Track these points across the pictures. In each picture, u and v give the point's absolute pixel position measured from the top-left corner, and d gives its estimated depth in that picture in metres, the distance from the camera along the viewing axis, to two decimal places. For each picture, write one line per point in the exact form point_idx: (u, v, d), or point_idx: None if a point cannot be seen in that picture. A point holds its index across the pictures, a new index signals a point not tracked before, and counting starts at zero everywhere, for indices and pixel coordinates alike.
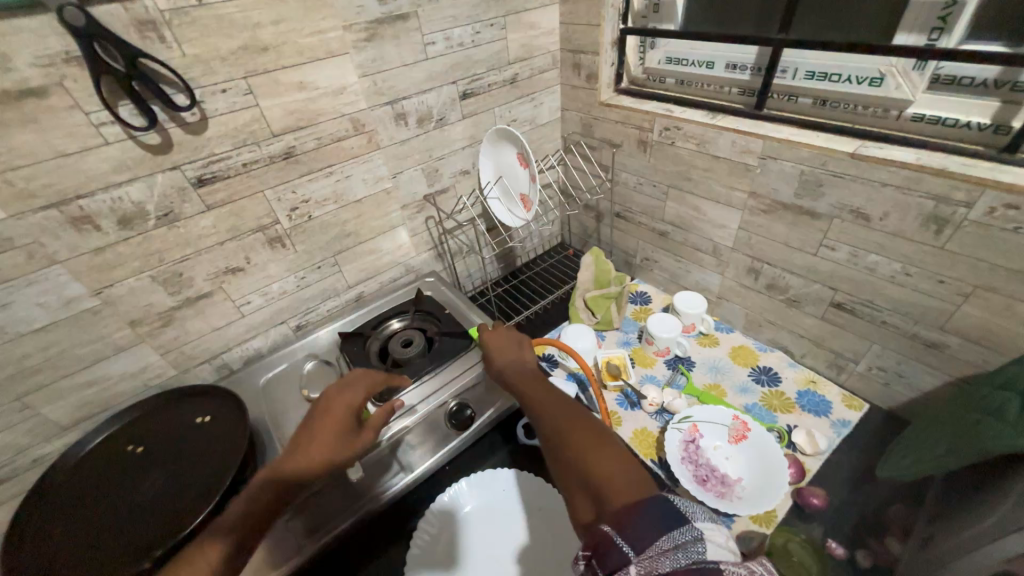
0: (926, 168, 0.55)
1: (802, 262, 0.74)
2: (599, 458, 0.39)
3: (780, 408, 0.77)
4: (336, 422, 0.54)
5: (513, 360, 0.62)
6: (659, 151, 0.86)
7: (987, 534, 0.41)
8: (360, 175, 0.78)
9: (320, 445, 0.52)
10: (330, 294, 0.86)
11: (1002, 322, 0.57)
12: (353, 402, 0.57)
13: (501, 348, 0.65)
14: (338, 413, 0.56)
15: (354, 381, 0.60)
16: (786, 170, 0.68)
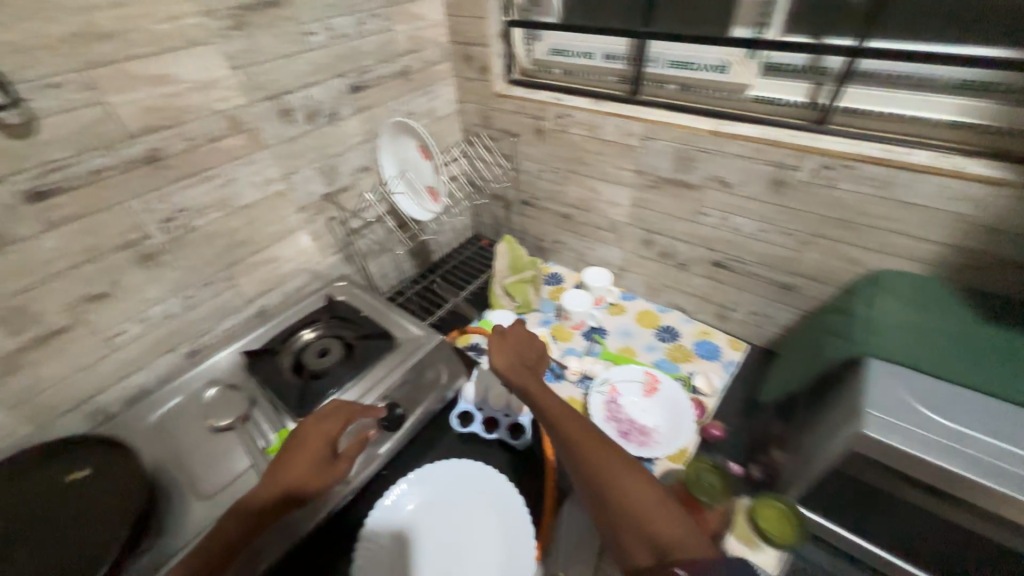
0: (766, 140, 0.66)
1: (685, 229, 0.84)
2: (655, 513, 0.46)
3: (682, 359, 0.87)
4: (311, 451, 0.57)
5: (516, 361, 0.62)
6: (555, 138, 0.91)
7: (831, 425, 0.51)
8: (246, 178, 0.71)
9: (293, 478, 0.55)
10: (226, 312, 0.77)
11: (831, 261, 0.71)
12: (329, 433, 0.59)
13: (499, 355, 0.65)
14: (311, 445, 0.57)
15: (329, 412, 0.62)
16: (663, 149, 0.77)
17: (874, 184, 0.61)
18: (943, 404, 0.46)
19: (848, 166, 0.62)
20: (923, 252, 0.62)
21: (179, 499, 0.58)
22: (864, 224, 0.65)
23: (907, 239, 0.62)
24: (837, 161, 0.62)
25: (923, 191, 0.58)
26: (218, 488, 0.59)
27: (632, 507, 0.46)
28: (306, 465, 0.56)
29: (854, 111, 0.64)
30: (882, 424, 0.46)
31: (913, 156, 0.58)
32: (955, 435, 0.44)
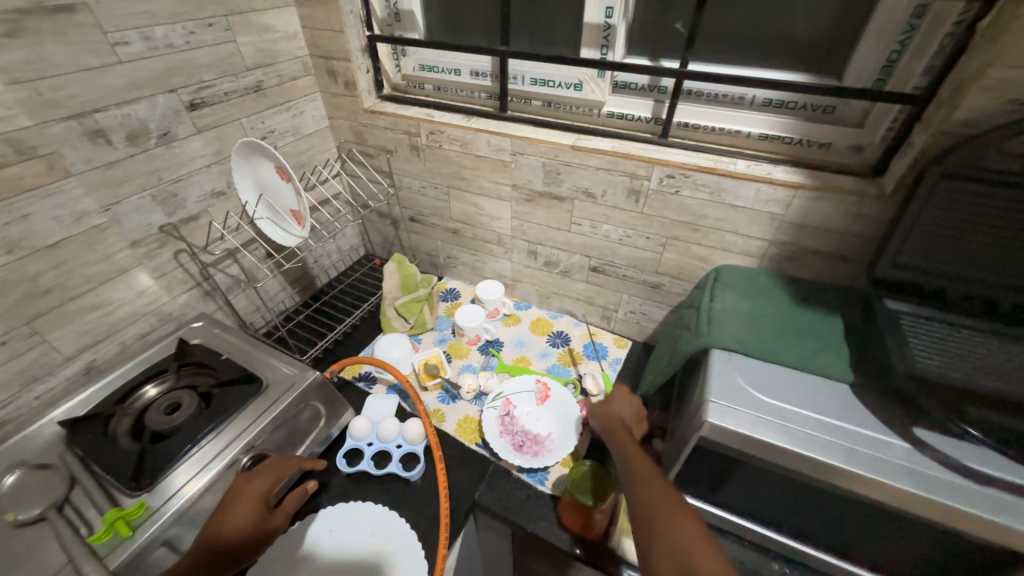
0: (618, 153, 0.71)
1: (563, 239, 0.88)
2: (689, 539, 0.45)
3: (573, 362, 0.91)
4: (245, 512, 0.54)
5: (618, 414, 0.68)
6: (431, 154, 0.90)
7: (692, 413, 0.56)
8: (47, 213, 0.59)
9: (231, 539, 0.53)
10: (36, 375, 0.64)
11: (686, 260, 0.78)
12: (262, 491, 0.57)
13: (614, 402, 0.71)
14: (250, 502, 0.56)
15: (261, 468, 0.60)
16: (532, 163, 0.80)
17: (708, 190, 0.68)
18: (766, 384, 0.53)
19: (686, 175, 0.69)
20: (752, 248, 0.71)
21: None
22: (706, 226, 0.72)
23: (739, 237, 0.71)
24: (677, 170, 0.69)
25: (745, 195, 0.66)
26: None
27: (676, 537, 0.45)
28: (245, 524, 0.53)
29: (689, 126, 0.72)
30: (720, 410, 0.50)
31: (736, 165, 0.66)
32: (776, 410, 0.50)
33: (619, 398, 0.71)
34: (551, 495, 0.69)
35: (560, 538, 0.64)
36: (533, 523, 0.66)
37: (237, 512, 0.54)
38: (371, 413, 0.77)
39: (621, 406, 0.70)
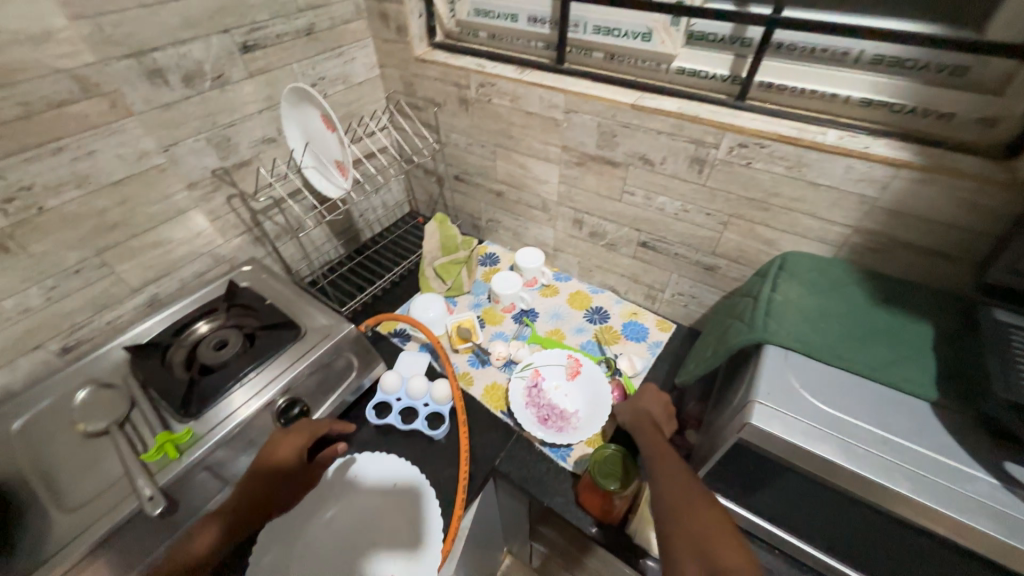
0: (684, 115, 0.63)
1: (612, 208, 0.81)
2: (718, 544, 0.42)
3: (610, 341, 0.86)
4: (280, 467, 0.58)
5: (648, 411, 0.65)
6: (480, 109, 0.85)
7: (734, 412, 0.51)
8: (111, 150, 0.62)
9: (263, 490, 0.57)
10: (106, 303, 0.69)
11: (749, 242, 0.70)
12: (295, 448, 0.60)
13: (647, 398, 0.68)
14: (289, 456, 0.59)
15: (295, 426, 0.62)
16: (587, 123, 0.73)
17: (787, 163, 0.59)
18: (825, 391, 0.47)
19: (763, 145, 0.59)
20: (831, 235, 0.62)
21: (36, 514, 0.52)
22: (777, 206, 0.63)
23: (817, 221, 0.62)
24: (752, 139, 0.60)
25: (832, 173, 0.57)
26: (84, 500, 0.53)
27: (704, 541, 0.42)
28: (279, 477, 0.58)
29: (774, 87, 0.62)
30: (767, 412, 0.45)
31: (826, 136, 0.57)
32: (834, 422, 0.44)
33: (649, 394, 0.69)
34: (572, 472, 0.68)
35: (575, 516, 0.63)
36: (549, 497, 0.65)
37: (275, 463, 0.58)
38: (402, 369, 0.79)
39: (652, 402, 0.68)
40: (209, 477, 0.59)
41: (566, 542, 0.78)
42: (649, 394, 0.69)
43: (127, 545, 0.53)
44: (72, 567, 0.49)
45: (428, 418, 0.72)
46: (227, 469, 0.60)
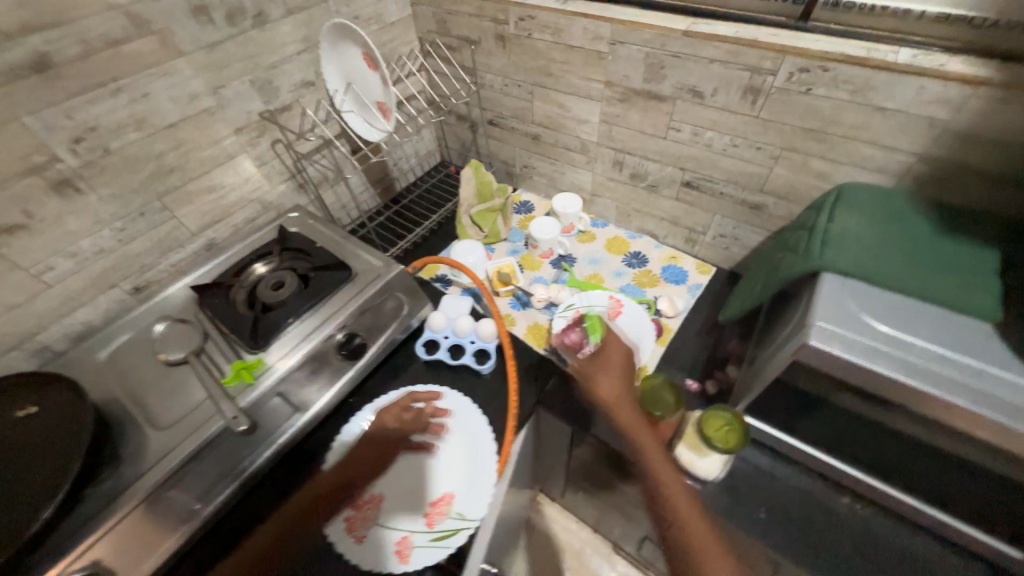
0: (741, 40, 0.60)
1: (655, 147, 0.80)
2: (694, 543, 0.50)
3: (649, 284, 0.87)
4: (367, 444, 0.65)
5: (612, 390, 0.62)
6: (518, 45, 0.82)
7: (788, 337, 0.52)
8: (164, 92, 0.63)
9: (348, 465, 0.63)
10: (169, 246, 0.73)
11: (800, 177, 0.68)
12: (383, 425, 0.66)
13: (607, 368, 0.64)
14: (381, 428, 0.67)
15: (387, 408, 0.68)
16: (633, 55, 0.70)
17: (852, 88, 0.56)
18: (887, 314, 0.47)
19: (826, 69, 0.57)
20: (893, 164, 0.60)
21: (137, 431, 0.58)
22: (836, 135, 0.61)
23: (878, 150, 0.59)
24: (815, 62, 0.57)
25: (901, 95, 0.54)
26: (175, 419, 0.58)
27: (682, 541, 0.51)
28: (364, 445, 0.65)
29: (841, 5, 0.58)
30: (826, 332, 0.46)
31: (897, 55, 0.54)
32: (895, 341, 0.45)
33: (615, 344, 0.68)
34: None
35: (620, 443, 0.67)
36: (595, 426, 0.69)
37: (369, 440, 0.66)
38: (447, 310, 0.81)
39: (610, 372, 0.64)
40: (282, 403, 0.63)
41: (606, 471, 0.83)
42: (615, 344, 0.68)
43: (215, 458, 0.58)
44: (173, 473, 0.55)
45: (475, 354, 0.76)
46: (297, 396, 0.65)
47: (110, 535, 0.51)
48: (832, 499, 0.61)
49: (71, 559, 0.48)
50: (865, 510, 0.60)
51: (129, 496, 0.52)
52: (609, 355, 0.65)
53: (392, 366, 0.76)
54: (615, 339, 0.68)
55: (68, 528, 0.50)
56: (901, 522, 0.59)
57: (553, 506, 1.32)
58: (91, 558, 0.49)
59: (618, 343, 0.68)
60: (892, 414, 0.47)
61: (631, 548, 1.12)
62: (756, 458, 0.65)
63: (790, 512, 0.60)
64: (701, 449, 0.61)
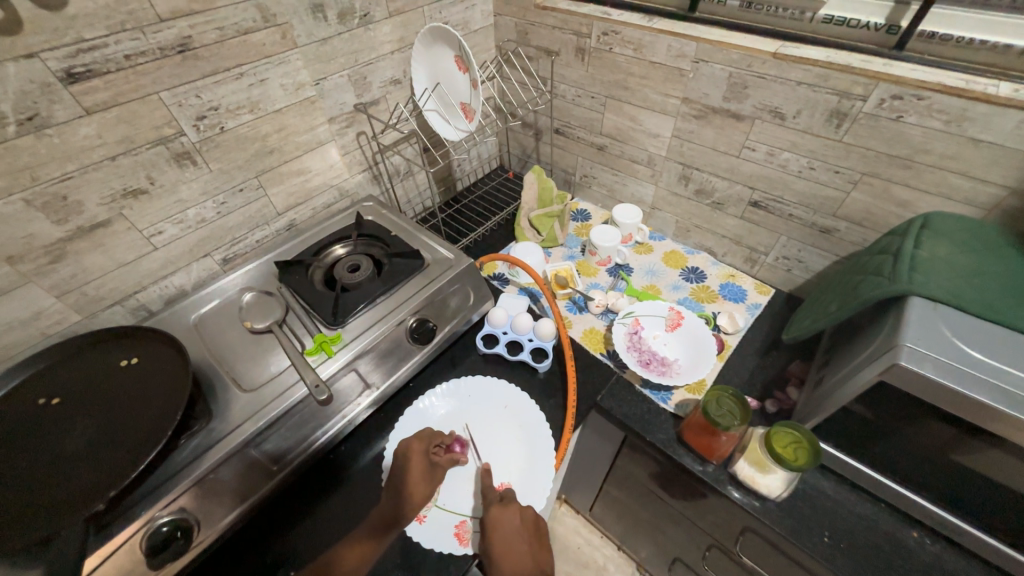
0: (833, 64, 0.61)
1: (726, 165, 0.81)
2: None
3: (706, 299, 0.88)
4: (412, 472, 0.59)
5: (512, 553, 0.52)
6: (597, 59, 0.86)
7: (868, 358, 0.52)
8: (277, 80, 0.68)
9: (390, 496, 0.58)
10: (257, 223, 0.78)
11: (879, 204, 0.68)
12: (421, 452, 0.61)
13: (506, 536, 0.54)
14: (417, 466, 0.59)
15: (420, 434, 0.63)
16: (716, 73, 0.72)
17: (947, 117, 0.57)
18: (982, 341, 0.47)
19: (921, 97, 0.57)
20: (982, 196, 0.59)
21: (223, 389, 0.61)
22: (924, 163, 0.61)
23: (969, 181, 0.59)
24: (909, 91, 0.58)
25: (999, 128, 0.54)
26: (260, 383, 0.62)
27: None
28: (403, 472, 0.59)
29: (937, 37, 0.58)
30: (917, 355, 0.47)
31: (999, 88, 0.54)
32: (993, 369, 0.44)
33: (499, 520, 0.56)
34: (673, 413, 0.71)
35: (676, 452, 0.67)
36: (651, 433, 0.69)
37: (416, 483, 0.58)
38: (507, 307, 0.83)
39: (507, 532, 0.55)
40: (356, 379, 0.66)
41: (651, 482, 0.83)
42: (507, 520, 0.56)
43: (291, 424, 0.61)
44: (260, 432, 0.58)
45: (533, 352, 0.77)
46: (370, 374, 0.67)
47: (198, 485, 0.53)
48: (899, 530, 0.60)
49: (162, 503, 0.51)
50: (934, 545, 0.59)
51: (217, 450, 0.55)
52: (501, 540, 0.53)
53: (452, 355, 0.78)
54: (501, 515, 0.56)
55: (161, 473, 0.53)
56: (971, 560, 0.57)
57: (577, 516, 1.31)
58: (179, 504, 0.52)
59: (498, 521, 0.56)
60: (982, 443, 0.47)
61: (656, 570, 1.10)
62: (818, 481, 0.65)
63: (854, 539, 0.60)
64: (765, 466, 0.61)
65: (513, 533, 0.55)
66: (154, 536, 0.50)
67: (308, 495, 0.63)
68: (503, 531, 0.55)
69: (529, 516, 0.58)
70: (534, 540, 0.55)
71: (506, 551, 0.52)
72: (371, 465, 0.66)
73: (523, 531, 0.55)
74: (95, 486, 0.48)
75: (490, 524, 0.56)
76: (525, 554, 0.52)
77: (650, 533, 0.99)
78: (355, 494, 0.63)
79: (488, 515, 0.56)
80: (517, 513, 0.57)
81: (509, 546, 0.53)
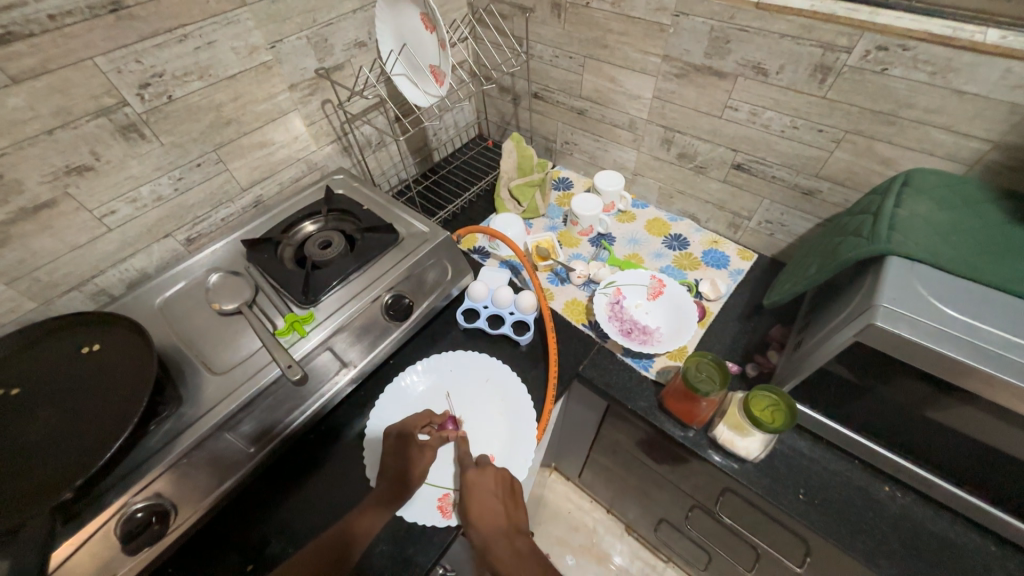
0: (818, 14, 0.58)
1: (708, 126, 0.78)
2: None
3: (689, 267, 0.87)
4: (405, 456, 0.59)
5: (484, 515, 0.54)
6: (574, 14, 0.81)
7: (845, 320, 0.52)
8: (227, 42, 0.63)
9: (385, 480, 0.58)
10: (220, 199, 0.74)
11: (862, 163, 0.66)
12: (412, 434, 0.61)
13: (478, 498, 0.56)
14: (412, 451, 0.60)
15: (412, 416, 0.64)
16: (697, 27, 0.68)
17: (932, 68, 0.55)
18: (957, 298, 0.46)
19: (907, 48, 0.55)
20: (964, 151, 0.58)
21: (193, 373, 0.59)
22: (907, 119, 0.59)
23: (951, 136, 0.58)
24: (895, 40, 0.55)
25: (983, 79, 0.52)
26: (231, 365, 0.60)
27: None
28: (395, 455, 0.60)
29: None
30: (893, 315, 0.46)
31: (986, 36, 0.51)
32: (967, 327, 0.44)
33: (474, 483, 0.57)
34: (654, 381, 0.72)
35: (658, 419, 0.68)
36: (633, 401, 0.70)
37: (418, 466, 0.59)
38: (486, 281, 0.82)
39: (479, 494, 0.57)
40: (332, 358, 0.65)
41: (636, 449, 0.84)
42: (480, 483, 0.57)
43: (267, 406, 0.60)
44: (232, 416, 0.56)
45: (514, 325, 0.76)
46: (347, 353, 0.66)
47: (171, 470, 0.52)
48: (871, 484, 0.62)
49: (135, 489, 0.50)
50: (904, 498, 0.60)
51: (187, 436, 0.53)
52: (473, 503, 0.56)
53: (432, 331, 0.77)
54: (476, 478, 0.58)
55: (132, 459, 0.52)
56: (938, 510, 0.59)
57: (566, 482, 1.34)
58: (153, 489, 0.51)
59: (472, 484, 0.57)
60: (953, 398, 0.47)
61: (644, 530, 1.14)
62: (795, 442, 0.66)
63: (829, 495, 0.61)
64: (743, 428, 0.62)
65: (485, 493, 0.57)
66: (129, 523, 0.49)
67: (288, 476, 0.62)
68: (477, 493, 0.56)
69: (504, 475, 0.59)
70: (509, 498, 0.57)
71: (481, 512, 0.55)
72: (352, 443, 0.65)
73: (498, 492, 0.57)
74: (61, 476, 0.47)
75: (464, 488, 0.58)
76: (496, 513, 0.55)
77: (635, 496, 1.02)
78: (337, 473, 0.62)
79: (463, 479, 0.58)
80: (489, 476, 0.58)
81: (481, 507, 0.55)
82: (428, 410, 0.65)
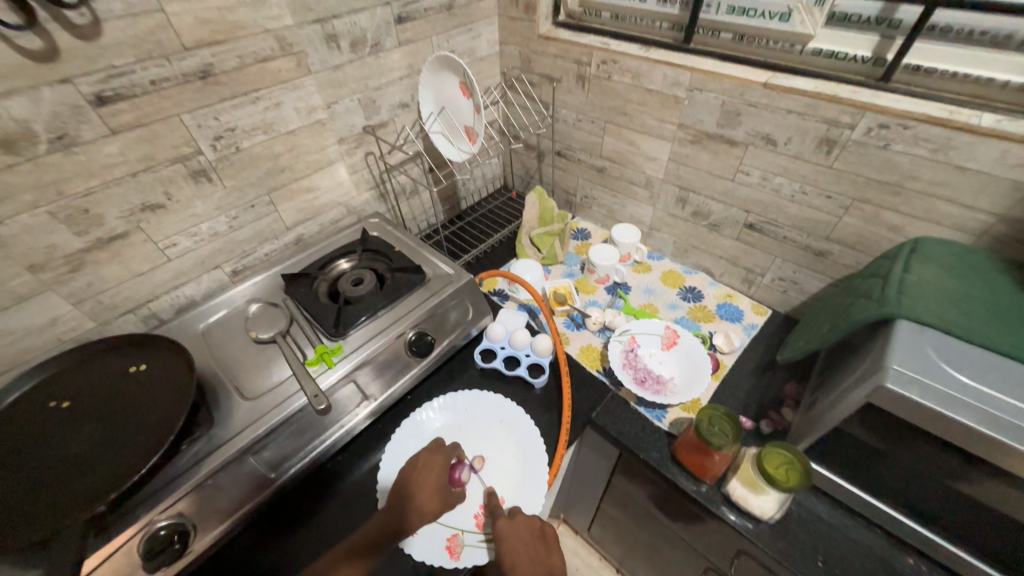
0: (821, 94, 0.64)
1: (722, 188, 0.83)
2: None
3: (703, 319, 0.89)
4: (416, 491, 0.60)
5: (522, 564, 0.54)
6: (596, 86, 0.89)
7: (858, 380, 0.53)
8: (292, 103, 0.72)
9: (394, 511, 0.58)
10: (267, 236, 0.81)
11: (871, 229, 0.69)
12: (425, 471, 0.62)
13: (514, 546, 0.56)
14: (422, 487, 0.60)
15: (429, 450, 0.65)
16: (710, 101, 0.75)
17: (933, 146, 0.59)
18: (967, 365, 0.47)
19: (907, 127, 0.59)
20: (972, 223, 0.61)
21: (225, 397, 0.63)
22: (912, 190, 0.63)
23: (957, 208, 0.61)
24: (894, 120, 0.60)
25: (983, 157, 0.56)
26: (260, 393, 0.63)
27: None
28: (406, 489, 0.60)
29: (923, 69, 0.61)
30: (903, 377, 0.47)
31: (981, 119, 0.55)
32: (979, 394, 0.45)
33: (509, 530, 0.58)
34: (667, 432, 0.72)
35: (671, 472, 0.67)
36: (645, 451, 0.70)
37: (422, 502, 0.58)
38: (505, 323, 0.85)
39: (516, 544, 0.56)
40: (355, 390, 0.68)
41: (648, 502, 0.82)
42: (513, 532, 0.57)
43: (285, 437, 0.62)
44: (259, 440, 0.59)
45: (530, 367, 0.78)
46: (369, 386, 0.69)
47: (194, 491, 0.55)
48: (895, 557, 0.59)
49: (162, 507, 0.52)
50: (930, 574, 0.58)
51: (215, 457, 0.56)
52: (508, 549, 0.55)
53: (450, 369, 0.80)
54: (510, 527, 0.58)
55: (163, 477, 0.54)
56: None
57: (576, 538, 1.28)
58: (176, 509, 0.53)
59: (506, 532, 0.57)
60: (971, 468, 0.47)
61: None
62: (812, 504, 0.64)
63: (850, 565, 0.59)
64: (757, 486, 0.61)
65: (520, 542, 0.56)
66: (151, 540, 0.51)
67: (303, 504, 0.63)
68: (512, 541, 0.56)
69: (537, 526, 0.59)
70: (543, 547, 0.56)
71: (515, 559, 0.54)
72: (365, 476, 0.66)
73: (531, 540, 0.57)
74: (98, 489, 0.50)
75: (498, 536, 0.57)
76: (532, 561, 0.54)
77: (648, 556, 0.97)
78: (349, 506, 0.63)
79: (496, 527, 0.58)
80: (526, 526, 0.58)
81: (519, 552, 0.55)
82: (440, 443, 0.66)
